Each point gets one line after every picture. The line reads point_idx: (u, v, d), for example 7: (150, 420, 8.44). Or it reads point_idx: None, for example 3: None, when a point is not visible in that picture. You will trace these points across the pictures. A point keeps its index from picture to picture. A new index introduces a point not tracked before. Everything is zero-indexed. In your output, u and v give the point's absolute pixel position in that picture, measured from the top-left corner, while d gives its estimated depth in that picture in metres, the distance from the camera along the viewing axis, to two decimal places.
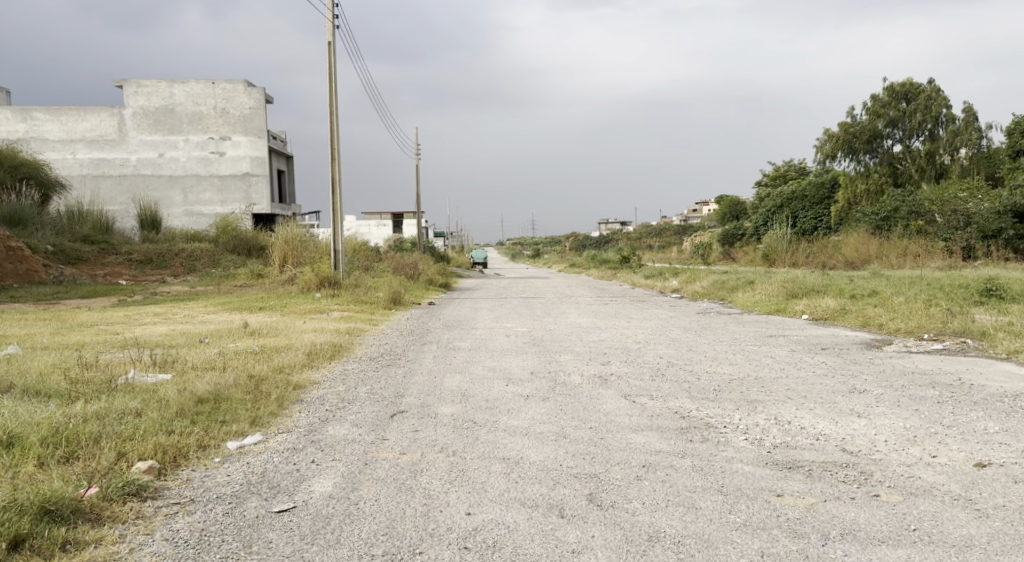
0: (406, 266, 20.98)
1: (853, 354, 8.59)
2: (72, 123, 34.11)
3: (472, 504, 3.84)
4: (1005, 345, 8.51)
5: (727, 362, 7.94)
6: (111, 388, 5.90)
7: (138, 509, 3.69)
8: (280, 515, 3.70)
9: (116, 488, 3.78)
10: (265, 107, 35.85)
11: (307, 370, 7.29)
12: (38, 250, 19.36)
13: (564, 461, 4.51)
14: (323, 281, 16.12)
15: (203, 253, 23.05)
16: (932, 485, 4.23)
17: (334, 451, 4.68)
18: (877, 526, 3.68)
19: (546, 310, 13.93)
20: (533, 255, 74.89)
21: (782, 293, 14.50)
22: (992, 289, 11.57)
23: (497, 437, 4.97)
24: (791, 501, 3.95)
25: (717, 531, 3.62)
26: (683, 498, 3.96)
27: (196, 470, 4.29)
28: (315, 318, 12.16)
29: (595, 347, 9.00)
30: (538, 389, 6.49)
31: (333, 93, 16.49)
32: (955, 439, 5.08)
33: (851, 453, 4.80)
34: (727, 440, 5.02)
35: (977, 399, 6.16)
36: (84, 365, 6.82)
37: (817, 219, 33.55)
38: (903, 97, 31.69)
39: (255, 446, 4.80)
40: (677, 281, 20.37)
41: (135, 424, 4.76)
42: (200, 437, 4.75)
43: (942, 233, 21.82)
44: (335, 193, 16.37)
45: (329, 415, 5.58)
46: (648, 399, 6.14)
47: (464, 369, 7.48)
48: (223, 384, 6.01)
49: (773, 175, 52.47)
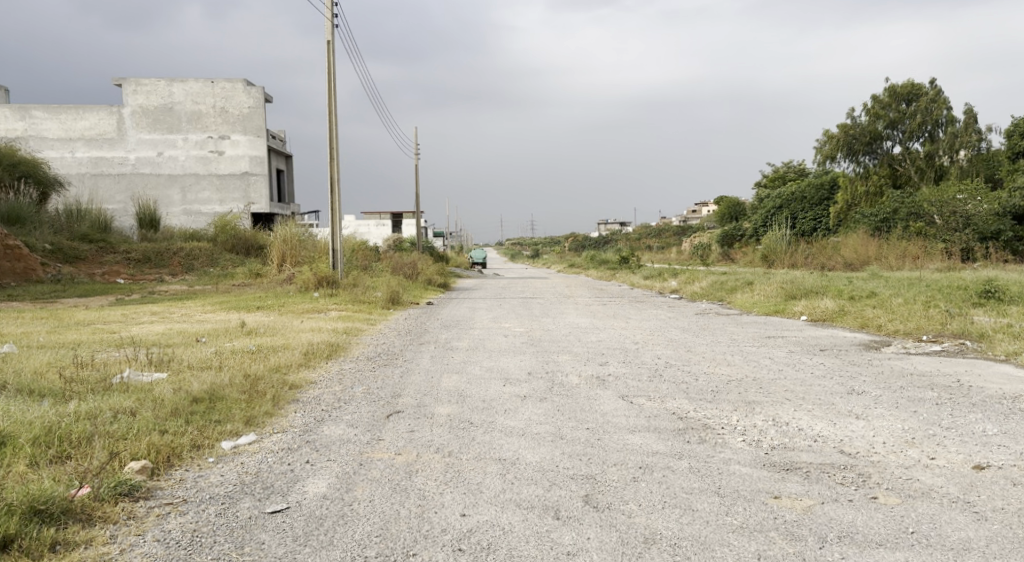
0: (405, 266, 20.96)
1: (851, 355, 8.58)
2: (70, 122, 34.04)
3: (467, 506, 3.81)
4: (1004, 346, 8.50)
5: (725, 364, 7.92)
6: (106, 387, 5.87)
7: (130, 510, 3.66)
8: (273, 516, 3.67)
9: (107, 488, 3.75)
10: (264, 106, 35.82)
11: (303, 369, 7.27)
12: (36, 248, 19.33)
13: (560, 462, 4.48)
14: (321, 280, 16.05)
15: (201, 252, 23.03)
16: (929, 487, 4.21)
17: (329, 452, 4.65)
18: (875, 528, 3.65)
19: (545, 310, 13.90)
20: (533, 255, 74.97)
21: (781, 294, 14.49)
22: (991, 291, 11.56)
23: (493, 438, 4.95)
24: (788, 503, 3.93)
25: (714, 533, 3.59)
26: (679, 500, 3.93)
27: (189, 470, 4.26)
28: (312, 317, 12.12)
29: (593, 348, 8.99)
30: (535, 389, 6.46)
31: (332, 93, 16.48)
32: (953, 441, 5.06)
33: (849, 455, 4.76)
34: (724, 441, 4.99)
35: (976, 401, 6.15)
36: (78, 364, 6.79)
37: (816, 220, 33.58)
38: (904, 98, 31.71)
39: (249, 446, 4.77)
40: (677, 282, 20.39)
41: (129, 422, 4.73)
42: (194, 437, 4.72)
43: (941, 234, 21.82)
44: (335, 193, 16.33)
45: (324, 415, 5.55)
46: (645, 400, 6.11)
47: (462, 368, 7.47)
48: (219, 383, 5.98)
49: (772, 175, 52.46)
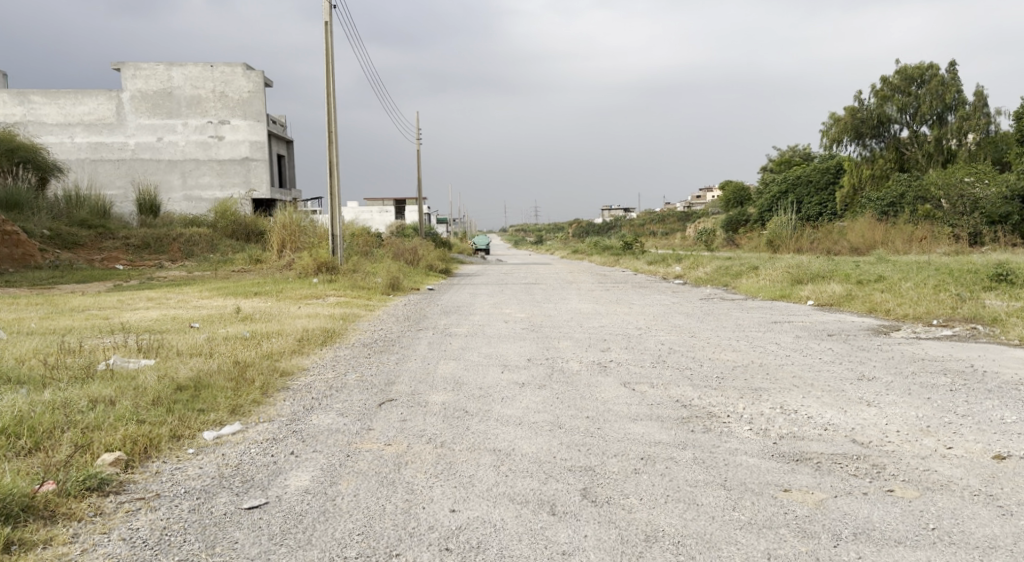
0: (405, 251, 20.75)
1: (860, 340, 8.33)
2: (70, 107, 33.64)
3: (457, 501, 3.58)
4: (1016, 330, 8.24)
5: (730, 349, 7.67)
6: (88, 374, 5.67)
7: (98, 506, 3.45)
8: (250, 512, 3.45)
9: (74, 483, 3.54)
10: (264, 90, 35.53)
11: (294, 356, 7.01)
12: (33, 234, 19.12)
13: (559, 453, 4.25)
14: (321, 266, 15.84)
15: (201, 238, 22.83)
16: (948, 479, 3.97)
17: (316, 442, 4.43)
18: (893, 525, 3.41)
19: (547, 295, 13.67)
20: (536, 242, 74.59)
21: (786, 280, 14.20)
22: (1002, 275, 11.29)
23: (488, 427, 4.71)
24: (799, 497, 3.69)
25: (719, 530, 3.36)
26: (682, 494, 3.70)
27: (167, 462, 4.05)
28: (309, 303, 11.93)
29: (595, 333, 8.74)
30: (534, 376, 6.22)
31: (330, 76, 16.19)
32: (970, 430, 4.81)
33: (862, 444, 4.54)
34: (731, 430, 4.76)
35: (992, 387, 5.91)
36: (63, 352, 6.57)
37: (822, 204, 33.48)
38: (914, 81, 31.19)
39: (233, 436, 4.55)
40: (680, 267, 20.07)
41: (104, 413, 4.51)
42: (174, 427, 4.50)
43: (948, 217, 21.53)
44: (333, 176, 16.09)
45: (314, 404, 5.31)
46: (648, 387, 5.88)
47: (459, 355, 7.21)
48: (206, 370, 5.80)
49: (779, 160, 51.68)
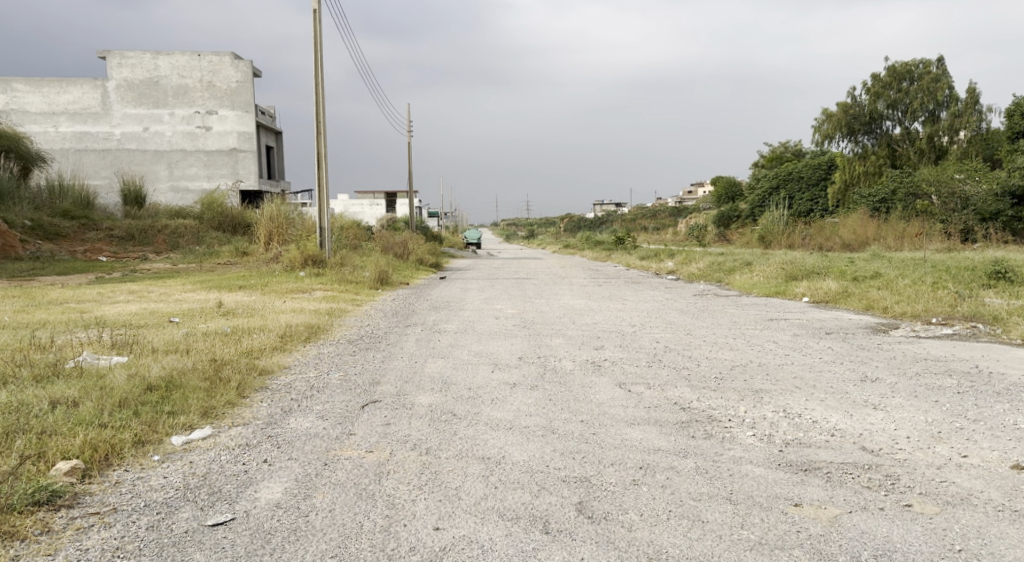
0: (395, 244, 20.40)
1: (859, 339, 8.08)
2: (54, 96, 33.01)
3: (441, 517, 3.29)
4: (1020, 330, 7.98)
5: (729, 348, 7.42)
6: (52, 373, 5.34)
7: (46, 522, 3.16)
8: (214, 530, 3.15)
9: (21, 496, 3.23)
10: (253, 80, 35.06)
11: (277, 353, 6.70)
12: (14, 225, 18.68)
13: (551, 462, 3.96)
14: (308, 259, 15.50)
15: (187, 230, 22.42)
16: (968, 492, 3.70)
17: (291, 449, 4.12)
18: (915, 546, 3.14)
19: (538, 290, 13.38)
20: (528, 235, 74.16)
21: (781, 276, 13.92)
22: (1001, 273, 11.05)
23: (476, 432, 4.42)
24: (811, 513, 3.42)
25: (728, 552, 3.09)
26: (686, 509, 3.42)
27: (128, 471, 3.74)
28: (294, 297, 11.60)
29: (588, 330, 8.45)
30: (525, 376, 5.93)
31: (318, 65, 15.83)
32: (984, 436, 4.55)
33: (872, 452, 4.27)
34: (733, 436, 4.49)
35: (999, 390, 5.67)
36: (33, 347, 6.29)
37: (813, 200, 33.36)
38: (904, 77, 31.17)
39: (203, 441, 4.23)
40: (672, 263, 19.78)
41: (62, 417, 4.20)
42: (140, 431, 4.21)
43: (940, 214, 21.33)
44: (322, 168, 15.75)
45: (293, 406, 5.01)
46: (644, 388, 5.59)
47: (447, 353, 6.91)
48: (180, 368, 5.49)
49: (771, 157, 51.12)
